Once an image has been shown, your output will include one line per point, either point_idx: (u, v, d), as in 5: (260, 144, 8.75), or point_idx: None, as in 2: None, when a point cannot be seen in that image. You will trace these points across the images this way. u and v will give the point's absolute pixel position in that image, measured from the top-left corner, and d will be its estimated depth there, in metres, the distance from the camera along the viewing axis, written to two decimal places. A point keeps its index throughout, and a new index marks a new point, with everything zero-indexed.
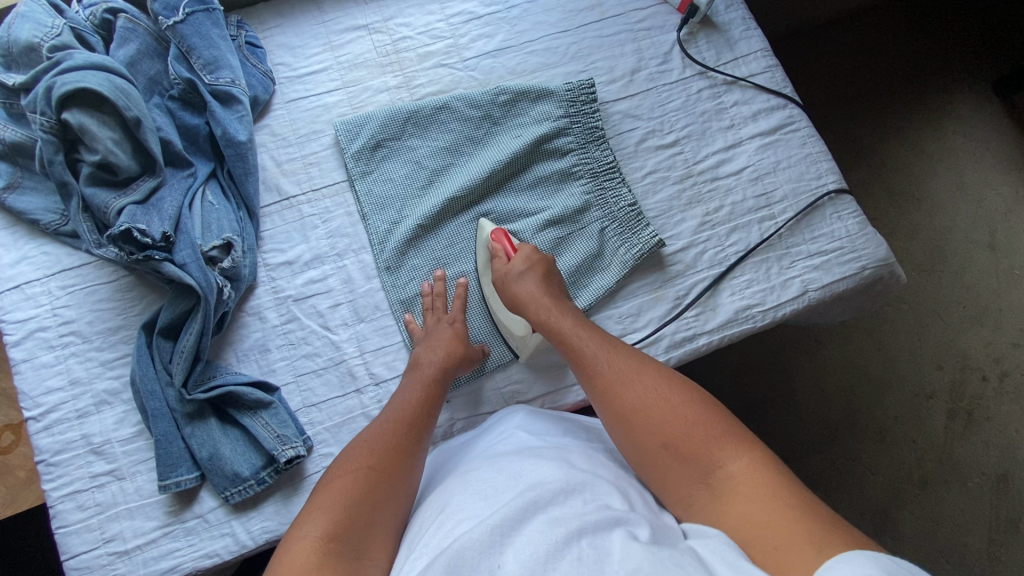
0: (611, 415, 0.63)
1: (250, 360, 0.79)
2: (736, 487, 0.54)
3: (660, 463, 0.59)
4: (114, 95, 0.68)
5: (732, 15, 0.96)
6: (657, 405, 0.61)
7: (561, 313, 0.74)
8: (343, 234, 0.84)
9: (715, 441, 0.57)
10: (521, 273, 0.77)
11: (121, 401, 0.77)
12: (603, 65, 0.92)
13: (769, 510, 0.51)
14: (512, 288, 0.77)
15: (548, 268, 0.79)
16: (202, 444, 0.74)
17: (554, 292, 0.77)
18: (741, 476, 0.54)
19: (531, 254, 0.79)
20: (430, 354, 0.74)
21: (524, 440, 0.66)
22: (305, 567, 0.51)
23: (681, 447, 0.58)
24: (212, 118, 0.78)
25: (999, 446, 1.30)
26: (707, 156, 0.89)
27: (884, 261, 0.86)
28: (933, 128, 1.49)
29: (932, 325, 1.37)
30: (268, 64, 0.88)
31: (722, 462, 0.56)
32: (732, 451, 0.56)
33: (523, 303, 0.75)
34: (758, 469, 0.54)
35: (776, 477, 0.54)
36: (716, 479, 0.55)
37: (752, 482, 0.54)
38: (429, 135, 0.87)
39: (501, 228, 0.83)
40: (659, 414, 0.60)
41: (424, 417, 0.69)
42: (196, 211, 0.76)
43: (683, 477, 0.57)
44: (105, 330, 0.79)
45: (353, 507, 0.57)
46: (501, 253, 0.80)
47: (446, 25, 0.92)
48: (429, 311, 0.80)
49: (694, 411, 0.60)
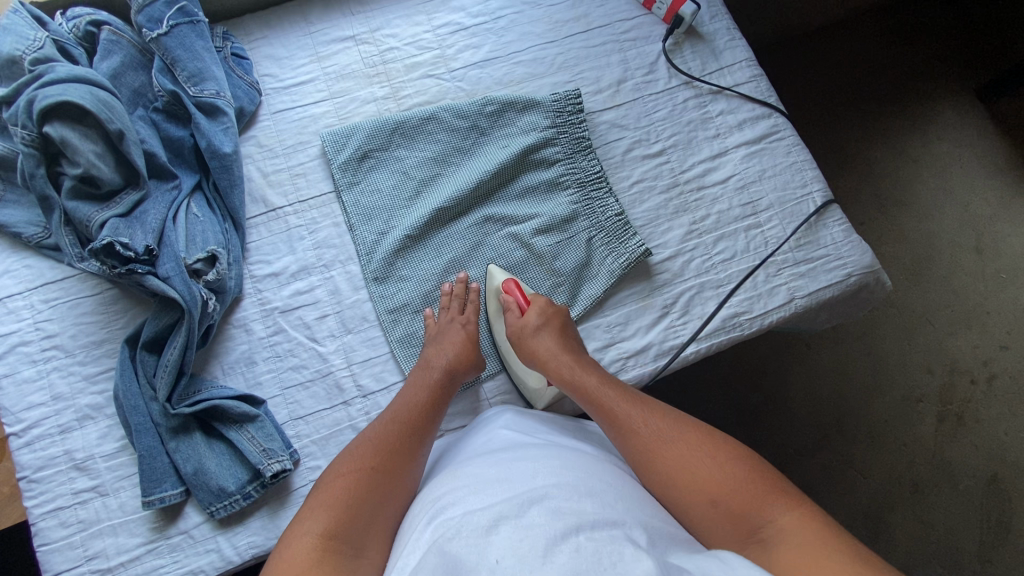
0: (657, 481, 0.61)
1: (235, 373, 0.78)
2: (786, 539, 0.53)
3: (710, 524, 0.58)
4: (97, 108, 0.68)
5: (717, 25, 0.97)
6: (698, 468, 0.60)
7: (585, 371, 0.74)
8: (330, 245, 0.84)
9: (761, 496, 0.57)
10: (538, 327, 0.77)
11: (104, 416, 0.76)
12: (589, 76, 0.93)
13: (823, 560, 0.50)
14: (529, 344, 0.77)
15: (564, 321, 0.79)
16: (187, 459, 0.73)
17: (571, 345, 0.77)
18: (791, 529, 0.54)
19: (546, 308, 0.79)
20: (436, 356, 0.75)
21: (518, 438, 0.67)
22: (304, 565, 0.52)
23: (730, 506, 0.57)
24: (197, 130, 0.78)
25: (989, 449, 1.31)
26: (693, 165, 0.90)
27: (869, 268, 0.87)
28: (919, 134, 1.51)
29: (921, 328, 1.38)
30: (255, 75, 0.88)
31: (771, 518, 0.55)
32: (780, 506, 0.56)
33: (542, 360, 0.75)
34: (811, 525, 0.54)
35: (830, 532, 0.53)
36: (767, 535, 0.54)
37: (804, 537, 0.53)
38: (417, 146, 0.87)
39: (511, 278, 0.83)
40: (701, 476, 0.59)
41: (425, 418, 0.69)
42: (180, 223, 0.75)
43: (734, 539, 0.56)
44: (88, 343, 0.78)
45: (351, 505, 0.58)
46: (515, 305, 0.80)
47: (433, 36, 0.93)
48: (444, 311, 0.81)
49: (737, 471, 0.59)
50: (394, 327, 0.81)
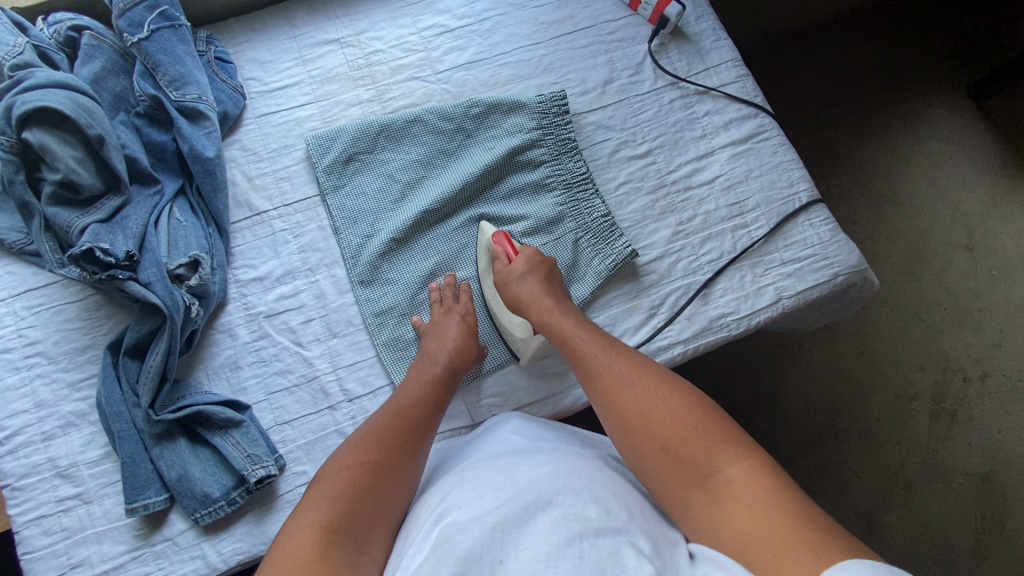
0: (618, 425, 0.62)
1: (220, 378, 0.78)
2: (735, 493, 0.53)
3: (660, 466, 0.58)
4: (76, 113, 0.68)
5: (703, 25, 0.97)
6: (658, 415, 0.60)
7: (562, 316, 0.75)
8: (315, 248, 0.83)
9: (713, 445, 0.56)
10: (522, 278, 0.78)
11: (88, 423, 0.75)
12: (575, 77, 0.93)
13: (763, 512, 0.50)
14: (513, 289, 0.78)
15: (549, 271, 0.80)
16: (171, 466, 0.72)
17: (556, 297, 0.78)
18: (740, 481, 0.53)
19: (534, 257, 0.80)
20: (439, 351, 0.75)
21: (521, 444, 0.67)
22: (307, 558, 0.51)
23: (681, 451, 0.57)
24: (179, 135, 0.78)
25: (982, 446, 1.31)
26: (680, 166, 0.90)
27: (856, 268, 0.87)
28: (909, 132, 1.51)
29: (913, 326, 1.38)
30: (239, 79, 0.87)
31: (721, 469, 0.55)
32: (732, 457, 0.55)
33: (524, 304, 0.77)
34: (759, 477, 0.53)
35: (776, 484, 0.53)
36: (716, 485, 0.54)
37: (750, 489, 0.52)
38: (402, 148, 0.87)
39: (503, 230, 0.84)
40: (657, 421, 0.59)
41: (429, 413, 0.69)
42: (162, 229, 0.75)
43: (682, 482, 0.56)
44: (72, 350, 0.77)
45: (355, 498, 0.57)
46: (503, 255, 0.81)
47: (418, 38, 0.92)
48: (439, 305, 0.81)
49: (691, 418, 0.59)
50: (379, 331, 0.81)
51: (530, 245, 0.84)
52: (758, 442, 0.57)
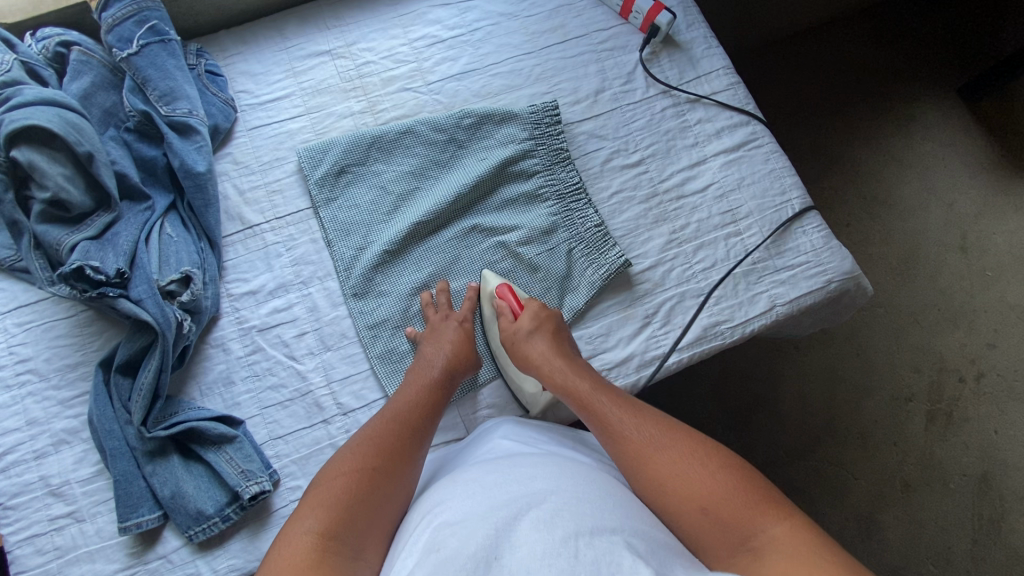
0: (648, 490, 0.61)
1: (214, 393, 0.77)
2: (776, 550, 0.52)
3: (704, 533, 0.57)
4: (64, 130, 0.67)
5: (694, 34, 0.97)
6: (690, 474, 0.59)
7: (577, 374, 0.73)
8: (307, 261, 0.83)
9: (751, 507, 0.56)
10: (533, 330, 0.77)
11: (80, 440, 0.75)
12: (567, 86, 0.93)
13: (812, 567, 0.49)
14: (523, 347, 0.76)
15: (556, 325, 0.79)
16: (164, 483, 0.72)
17: (565, 349, 0.77)
18: (783, 538, 0.53)
19: (539, 311, 0.79)
20: (435, 355, 0.75)
21: (515, 448, 0.67)
22: (302, 565, 0.51)
23: (720, 515, 0.56)
24: (170, 149, 0.77)
25: (979, 447, 1.31)
26: (672, 174, 0.90)
27: (850, 274, 0.87)
28: (902, 134, 1.52)
29: (908, 328, 1.39)
30: (230, 92, 0.87)
31: (763, 528, 0.54)
32: (769, 516, 0.55)
33: (535, 363, 0.75)
34: (798, 534, 0.53)
35: (818, 540, 0.52)
36: (759, 545, 0.53)
37: (793, 547, 0.51)
38: (394, 160, 0.87)
39: (505, 282, 0.83)
40: (694, 485, 0.58)
41: (425, 417, 0.69)
42: (153, 244, 0.74)
43: (726, 545, 0.55)
44: (63, 367, 0.77)
45: (351, 503, 0.57)
46: (507, 309, 0.80)
47: (410, 49, 0.92)
48: (434, 310, 0.81)
49: (726, 479, 0.58)
50: (373, 344, 0.80)
51: (535, 299, 0.83)
52: (791, 501, 0.57)
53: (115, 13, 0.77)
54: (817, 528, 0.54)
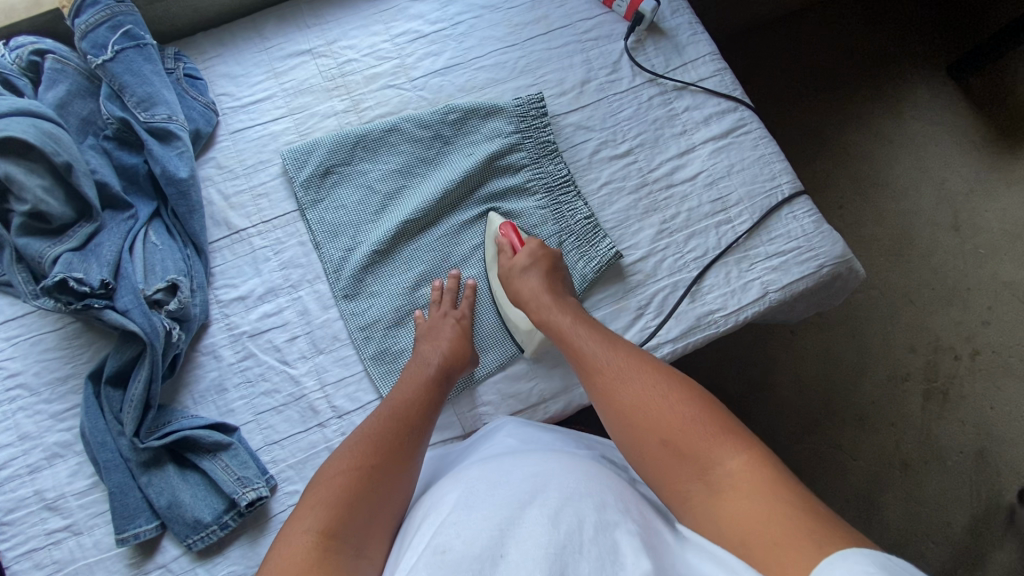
0: (614, 416, 0.63)
1: (207, 401, 0.77)
2: (731, 484, 0.53)
3: (660, 460, 0.58)
4: (41, 141, 0.66)
5: (679, 20, 0.96)
6: (653, 405, 0.61)
7: (561, 311, 0.76)
8: (296, 264, 0.82)
9: (710, 438, 0.57)
10: (528, 265, 0.79)
11: (74, 453, 0.74)
12: (552, 78, 0.92)
13: (759, 508, 0.51)
14: (516, 282, 0.79)
15: (554, 264, 0.81)
16: (160, 493, 0.71)
17: (557, 290, 0.78)
18: (737, 471, 0.54)
19: (537, 249, 0.80)
20: (432, 352, 0.75)
21: (515, 446, 0.67)
22: (303, 564, 0.51)
23: (678, 443, 0.58)
24: (151, 156, 0.76)
25: (976, 422, 1.32)
26: (661, 163, 0.89)
27: (841, 258, 0.87)
28: (892, 114, 1.51)
29: (903, 308, 1.39)
30: (210, 95, 0.86)
31: (718, 461, 0.55)
32: (728, 447, 0.56)
33: (524, 299, 0.78)
34: (752, 467, 0.53)
35: (773, 473, 0.53)
36: (712, 476, 0.55)
37: (747, 480, 0.53)
38: (379, 159, 0.86)
39: (509, 220, 0.85)
40: (656, 416, 0.60)
41: (423, 414, 0.69)
42: (137, 254, 0.73)
43: (680, 475, 0.57)
44: (53, 380, 0.76)
45: (351, 500, 0.57)
46: (508, 246, 0.82)
47: (391, 45, 0.91)
48: (436, 307, 0.81)
49: (690, 412, 0.59)
50: (366, 345, 0.80)
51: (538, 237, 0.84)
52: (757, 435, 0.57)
53: (88, 19, 0.75)
54: (774, 460, 0.55)
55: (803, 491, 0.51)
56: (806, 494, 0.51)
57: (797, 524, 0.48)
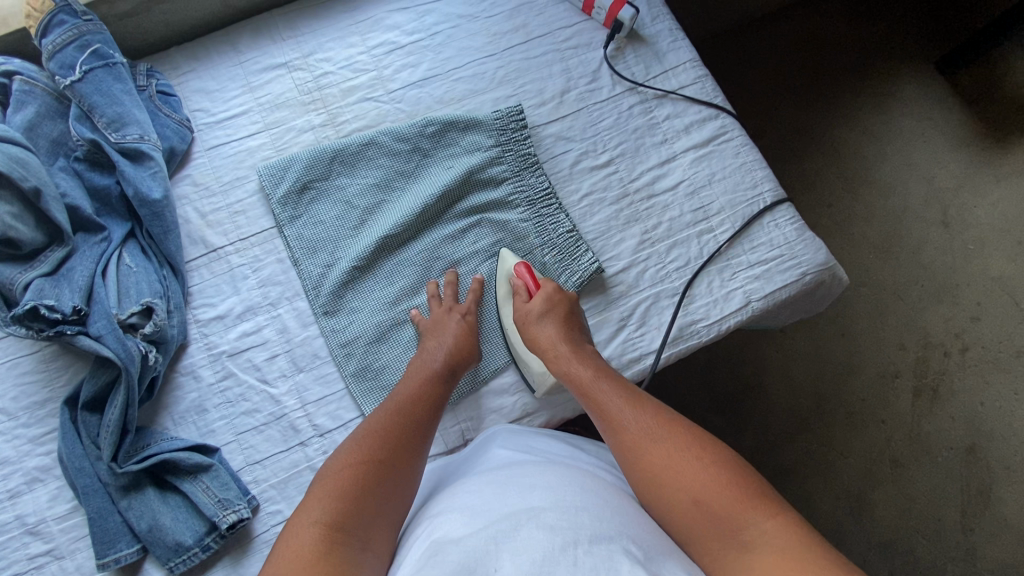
0: (641, 478, 0.62)
1: (187, 422, 0.76)
2: (767, 545, 0.52)
3: (693, 524, 0.57)
4: (8, 167, 0.66)
5: (659, 27, 0.95)
6: (685, 467, 0.60)
7: (579, 362, 0.74)
8: (275, 282, 0.81)
9: (742, 500, 0.56)
10: (545, 313, 0.77)
11: (54, 477, 0.74)
12: (531, 88, 0.91)
13: (801, 570, 0.49)
14: (533, 330, 0.77)
15: (568, 309, 0.79)
16: (140, 517, 0.71)
17: (573, 336, 0.77)
18: (773, 534, 0.53)
19: (553, 293, 0.79)
20: (436, 349, 0.75)
21: (514, 457, 0.67)
22: (311, 555, 0.51)
23: (714, 506, 0.56)
24: (123, 177, 0.75)
25: (965, 418, 1.32)
26: (642, 173, 0.89)
27: (824, 265, 0.87)
28: (881, 111, 1.50)
29: (893, 307, 1.39)
30: (184, 111, 0.85)
31: (753, 523, 0.54)
32: (760, 511, 0.55)
33: (541, 347, 0.76)
34: (789, 530, 0.53)
35: (809, 537, 0.52)
36: (749, 540, 0.53)
37: (784, 543, 0.52)
38: (357, 173, 0.85)
39: (523, 262, 0.83)
40: (687, 476, 0.59)
41: (427, 411, 0.69)
42: (111, 278, 0.72)
43: (718, 541, 0.55)
44: (31, 404, 0.76)
45: (357, 494, 0.57)
46: (523, 288, 0.81)
47: (368, 57, 0.90)
48: (438, 304, 0.81)
49: (720, 473, 0.59)
50: (347, 361, 0.79)
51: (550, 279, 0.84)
52: (785, 499, 0.57)
53: (55, 39, 0.75)
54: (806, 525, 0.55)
55: (842, 557, 0.50)
56: (843, 559, 0.51)
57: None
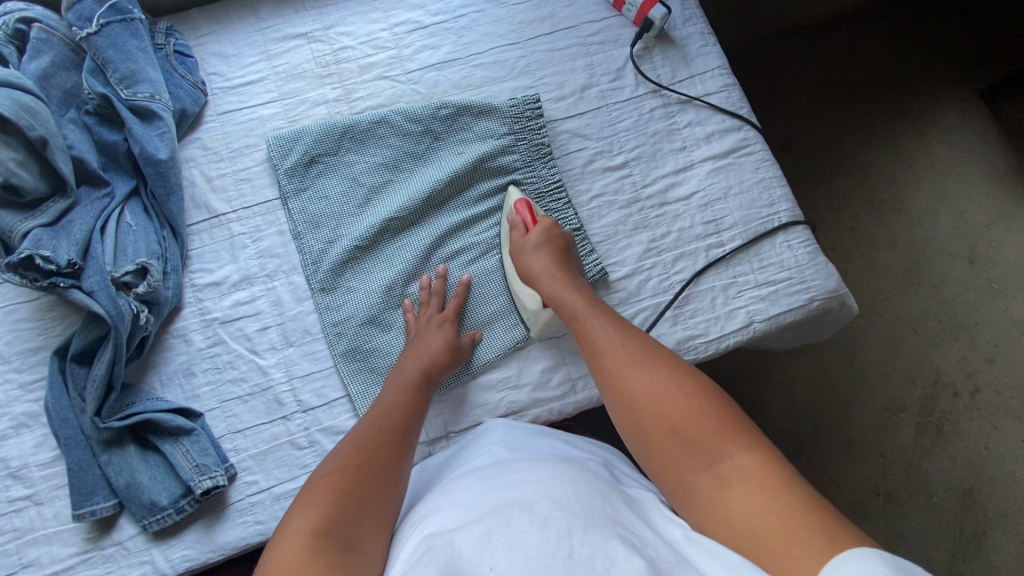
0: (618, 402, 0.61)
1: (174, 384, 0.77)
2: (738, 479, 0.50)
3: (663, 447, 0.56)
4: (16, 114, 0.66)
5: (690, 29, 0.92)
6: (662, 397, 0.58)
7: (573, 291, 0.73)
8: (273, 254, 0.81)
9: (721, 430, 0.54)
10: (543, 246, 0.76)
11: (40, 424, 0.75)
12: (552, 81, 0.89)
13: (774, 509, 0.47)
14: (528, 259, 0.76)
15: (566, 244, 0.78)
16: (119, 472, 0.72)
17: (567, 271, 0.76)
18: (748, 469, 0.51)
19: (552, 228, 0.78)
20: (416, 360, 0.74)
21: (503, 452, 0.65)
22: (297, 564, 0.48)
23: (688, 432, 0.55)
24: (131, 135, 0.75)
25: (967, 461, 1.28)
26: (656, 179, 0.86)
27: (834, 292, 0.84)
28: (917, 137, 1.45)
29: (905, 339, 1.35)
30: (200, 73, 0.84)
31: (727, 454, 0.52)
32: (742, 445, 0.52)
33: (536, 277, 0.75)
34: (762, 463, 0.50)
35: (786, 474, 0.50)
36: (722, 470, 0.52)
37: (756, 479, 0.50)
38: (367, 152, 0.84)
39: (525, 198, 0.82)
40: (666, 404, 0.57)
41: (410, 417, 0.67)
42: (109, 234, 0.72)
43: (686, 464, 0.54)
44: (24, 350, 0.76)
45: (344, 497, 0.54)
46: (521, 224, 0.79)
47: (390, 34, 0.88)
48: (423, 308, 0.80)
49: (699, 402, 0.56)
50: (337, 341, 0.79)
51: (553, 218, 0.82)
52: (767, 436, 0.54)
53: None
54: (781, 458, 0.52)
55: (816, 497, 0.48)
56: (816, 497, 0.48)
57: (809, 527, 0.45)
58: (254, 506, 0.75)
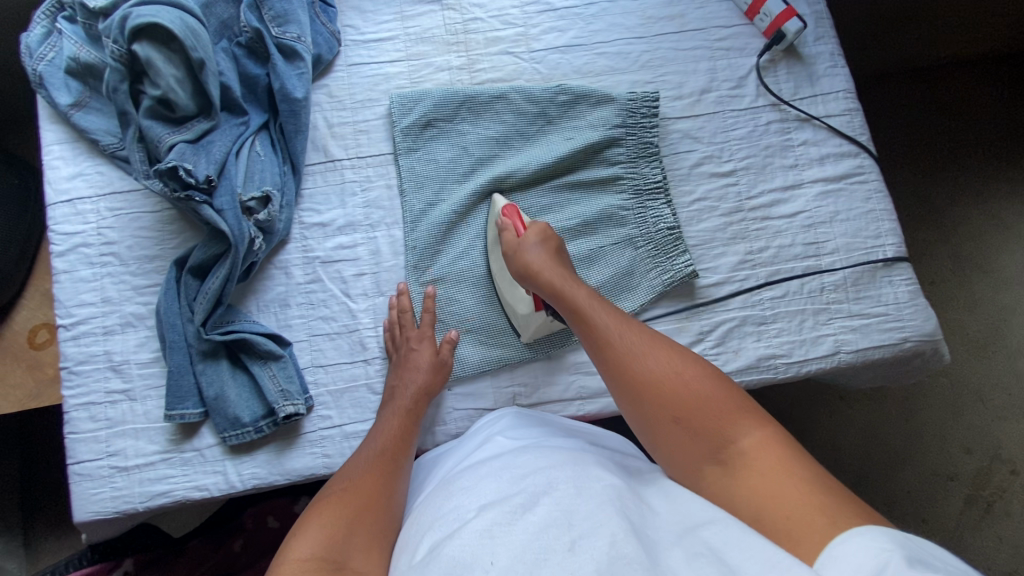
0: (622, 392, 0.61)
1: (269, 311, 0.81)
2: (746, 461, 0.53)
3: (674, 440, 0.57)
4: (185, 35, 0.69)
5: (821, 48, 0.90)
6: (670, 381, 0.59)
7: (572, 284, 0.72)
8: (379, 205, 0.84)
9: (730, 416, 0.55)
10: (537, 247, 0.76)
11: (145, 327, 0.80)
12: (672, 80, 0.89)
13: (782, 488, 0.50)
14: (523, 257, 0.75)
15: (559, 245, 0.77)
16: (211, 383, 0.77)
17: (559, 263, 0.75)
18: (755, 450, 0.53)
19: (545, 229, 0.77)
20: (408, 379, 0.74)
21: (505, 448, 0.65)
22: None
23: (694, 422, 0.56)
24: (274, 70, 0.80)
25: (1015, 545, 1.21)
26: (762, 193, 0.85)
27: (929, 336, 0.81)
28: (1018, 199, 1.38)
29: (969, 406, 1.29)
30: (338, 24, 0.88)
31: (735, 439, 0.54)
32: (746, 425, 0.55)
33: (534, 273, 0.73)
34: (770, 443, 0.53)
35: (793, 455, 0.52)
36: (731, 456, 0.54)
37: (769, 457, 0.52)
38: (481, 123, 0.86)
39: (512, 203, 0.82)
40: (673, 391, 0.58)
41: (404, 439, 0.69)
42: (242, 158, 0.78)
43: (696, 454, 0.56)
44: (142, 256, 0.82)
45: (341, 516, 0.56)
46: (512, 228, 0.78)
47: (519, 12, 0.90)
48: (398, 325, 0.79)
49: (705, 387, 0.58)
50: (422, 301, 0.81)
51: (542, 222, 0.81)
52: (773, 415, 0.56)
53: None
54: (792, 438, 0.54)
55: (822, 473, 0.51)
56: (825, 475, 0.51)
57: (820, 504, 0.48)
58: (324, 439, 0.78)
